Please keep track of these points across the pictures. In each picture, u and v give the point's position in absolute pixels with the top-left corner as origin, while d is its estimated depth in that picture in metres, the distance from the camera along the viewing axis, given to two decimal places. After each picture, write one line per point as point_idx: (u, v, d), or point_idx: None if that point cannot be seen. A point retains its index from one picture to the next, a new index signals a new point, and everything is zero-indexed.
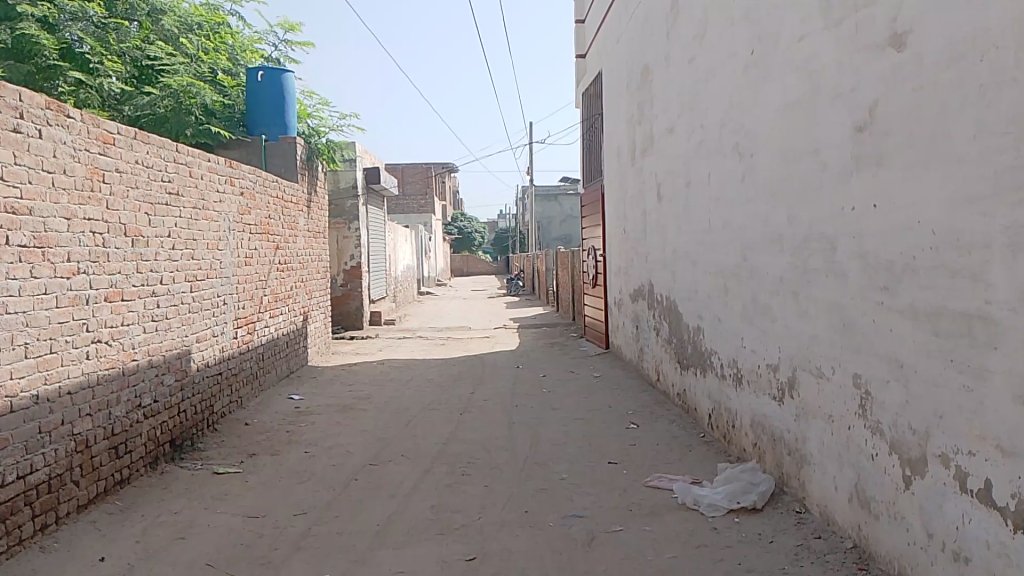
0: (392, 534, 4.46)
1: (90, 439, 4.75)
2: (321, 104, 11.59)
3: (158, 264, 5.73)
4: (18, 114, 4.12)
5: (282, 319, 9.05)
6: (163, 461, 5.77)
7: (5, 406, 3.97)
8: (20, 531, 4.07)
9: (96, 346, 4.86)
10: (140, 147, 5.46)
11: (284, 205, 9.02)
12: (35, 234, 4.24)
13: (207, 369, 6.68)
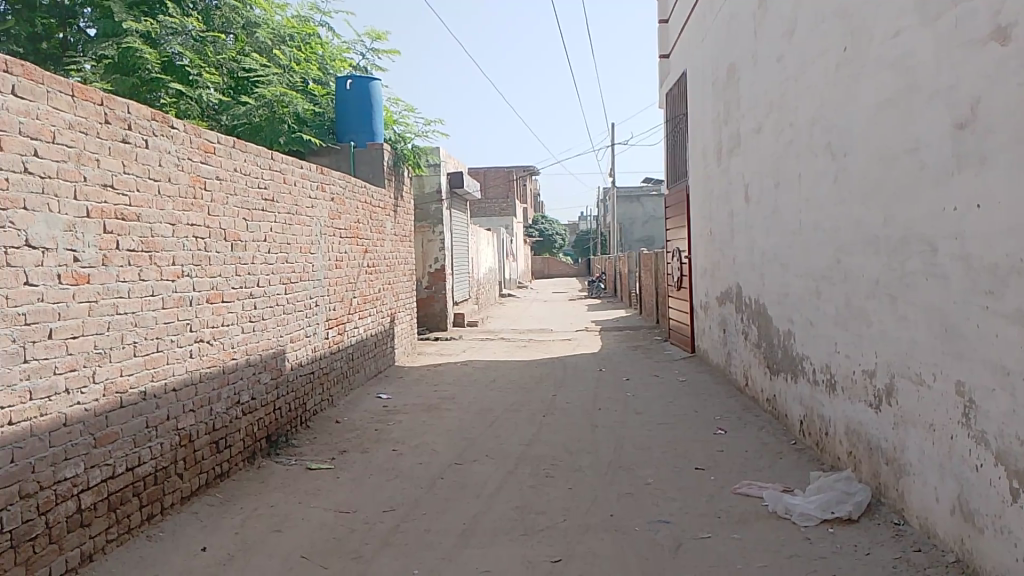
0: (478, 534, 4.52)
1: (192, 434, 5.00)
2: (408, 110, 11.80)
3: (255, 267, 5.97)
4: (127, 126, 4.37)
5: (371, 320, 9.28)
6: (260, 456, 6.02)
7: (115, 402, 4.23)
8: (128, 520, 4.32)
9: (199, 345, 5.11)
10: (238, 155, 5.70)
11: (372, 209, 9.26)
12: (143, 239, 4.49)
13: (300, 369, 6.92)
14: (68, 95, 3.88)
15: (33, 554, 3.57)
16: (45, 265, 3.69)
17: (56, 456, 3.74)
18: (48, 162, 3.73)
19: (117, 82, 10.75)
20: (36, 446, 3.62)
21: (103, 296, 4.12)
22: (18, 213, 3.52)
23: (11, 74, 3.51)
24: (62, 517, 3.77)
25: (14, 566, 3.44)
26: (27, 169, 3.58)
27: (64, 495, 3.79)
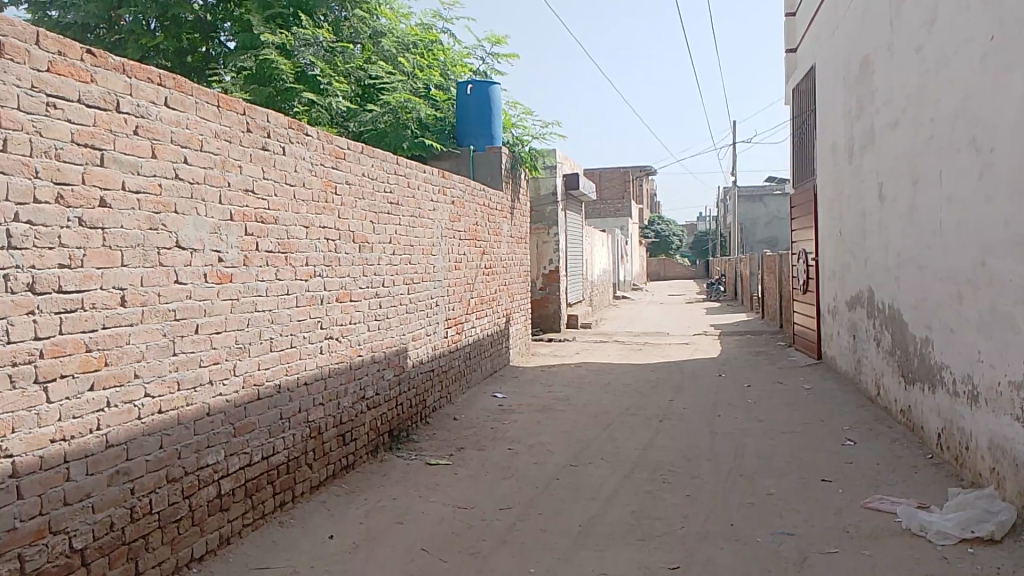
0: (594, 536, 4.52)
1: (321, 427, 5.25)
2: (526, 113, 11.93)
3: (380, 267, 6.20)
4: (266, 134, 4.64)
5: (487, 320, 9.44)
6: (382, 450, 6.25)
7: (253, 394, 4.49)
8: (263, 506, 4.59)
9: (329, 342, 5.36)
10: (367, 160, 5.94)
11: (490, 211, 9.42)
12: (279, 241, 4.75)
13: (421, 366, 7.13)
14: (214, 105, 4.16)
15: (178, 534, 3.85)
16: (193, 265, 3.98)
17: (199, 443, 4.02)
18: (196, 169, 4.01)
19: (255, 91, 11.43)
20: (182, 434, 3.91)
21: (244, 295, 4.39)
22: (169, 216, 3.80)
23: (164, 87, 3.79)
24: (203, 501, 4.05)
25: (161, 544, 3.73)
26: (177, 175, 3.86)
27: (206, 481, 4.08)
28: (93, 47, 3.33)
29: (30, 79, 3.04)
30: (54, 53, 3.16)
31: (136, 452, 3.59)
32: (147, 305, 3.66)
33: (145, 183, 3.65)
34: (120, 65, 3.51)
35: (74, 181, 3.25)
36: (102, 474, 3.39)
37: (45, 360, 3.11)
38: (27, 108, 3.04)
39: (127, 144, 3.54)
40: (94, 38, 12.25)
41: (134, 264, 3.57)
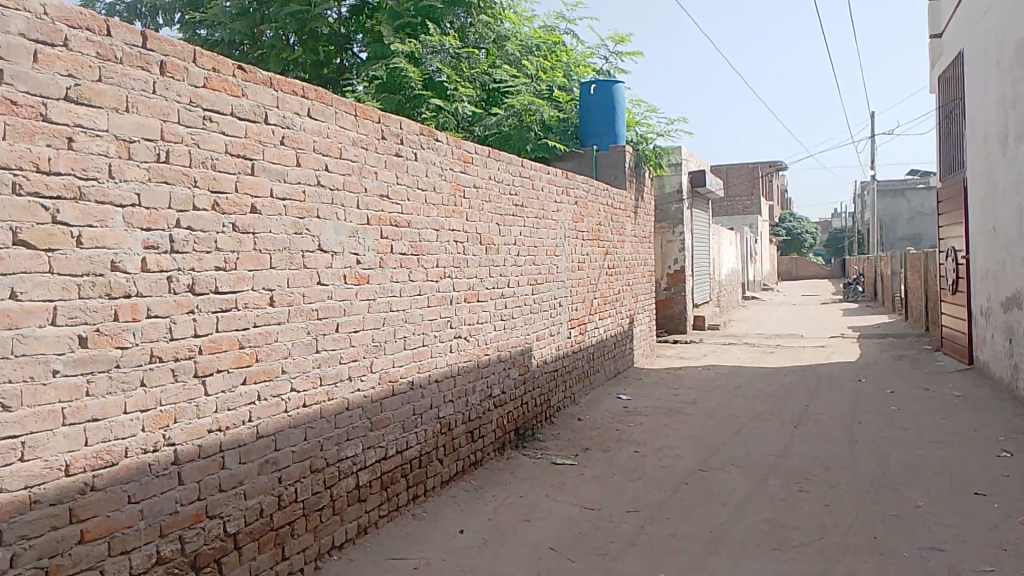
0: (725, 543, 4.41)
1: (451, 423, 5.40)
2: (651, 111, 11.79)
3: (506, 269, 6.29)
4: (399, 141, 4.81)
5: (611, 321, 9.39)
6: (509, 448, 6.35)
7: (388, 390, 4.67)
8: (397, 499, 4.78)
9: (458, 341, 5.49)
10: (493, 164, 6.04)
11: (613, 211, 9.36)
12: (412, 244, 4.92)
13: (545, 366, 7.18)
14: (351, 115, 4.35)
15: (320, 522, 4.07)
16: (334, 267, 4.19)
17: (340, 436, 4.23)
18: (336, 175, 4.21)
19: (386, 99, 11.86)
20: (324, 427, 4.12)
21: (380, 296, 4.58)
22: (312, 221, 4.01)
23: (307, 98, 4.01)
24: (343, 492, 4.26)
25: (304, 531, 3.96)
26: (319, 182, 4.07)
27: (346, 472, 4.28)
28: (244, 64, 3.57)
29: (188, 95, 3.29)
30: (209, 70, 3.40)
31: (283, 444, 3.82)
32: (293, 305, 3.88)
33: (291, 191, 3.87)
34: (267, 79, 3.74)
35: (228, 189, 3.49)
36: (253, 464, 3.63)
37: (203, 356, 3.37)
38: (186, 122, 3.28)
39: (275, 154, 3.77)
40: (240, 54, 13.04)
41: (281, 266, 3.80)
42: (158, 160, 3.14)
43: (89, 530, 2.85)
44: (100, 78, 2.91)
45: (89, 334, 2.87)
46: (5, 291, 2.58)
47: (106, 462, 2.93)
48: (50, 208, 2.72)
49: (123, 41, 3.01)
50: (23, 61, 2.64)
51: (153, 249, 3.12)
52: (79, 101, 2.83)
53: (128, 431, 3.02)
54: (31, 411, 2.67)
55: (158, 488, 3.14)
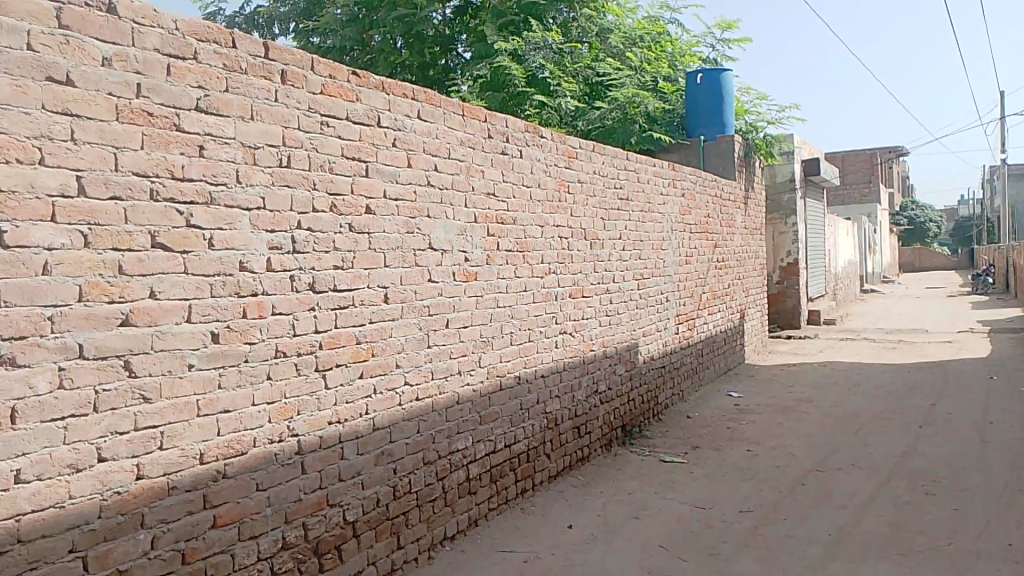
0: (845, 546, 4.24)
1: (559, 418, 5.42)
2: (760, 98, 11.42)
3: (611, 264, 6.25)
4: (505, 139, 4.85)
5: (721, 316, 9.17)
6: (616, 444, 6.32)
7: (496, 385, 4.74)
8: (506, 492, 4.84)
9: (563, 337, 5.50)
10: (598, 158, 6.00)
11: (722, 202, 9.12)
12: (518, 240, 4.96)
13: (653, 363, 7.09)
14: (459, 115, 4.43)
15: (433, 513, 4.19)
16: (444, 264, 4.28)
17: (451, 429, 4.33)
18: (445, 175, 4.30)
19: (491, 97, 11.98)
20: (436, 420, 4.22)
21: (487, 292, 4.65)
22: (423, 220, 4.12)
23: (417, 100, 4.11)
24: (454, 484, 4.36)
25: (418, 521, 4.08)
26: (429, 182, 4.17)
27: (457, 465, 4.38)
28: (358, 69, 3.69)
29: (307, 102, 3.44)
30: (325, 76, 3.54)
31: (397, 435, 3.94)
32: (406, 302, 4.00)
33: (403, 191, 3.98)
34: (380, 83, 3.85)
35: (344, 191, 3.62)
36: (370, 455, 3.77)
37: (323, 351, 3.51)
38: (306, 128, 3.43)
39: (388, 156, 3.89)
40: (350, 59, 13.44)
41: (395, 264, 3.92)
42: (281, 165, 3.30)
43: (221, 515, 3.04)
44: (227, 88, 3.08)
45: (220, 330, 3.05)
46: (145, 290, 2.78)
47: (236, 452, 3.11)
48: (184, 213, 2.90)
49: (247, 52, 3.17)
50: (158, 74, 2.83)
51: (277, 249, 3.28)
52: (208, 111, 3.00)
53: (256, 422, 3.19)
54: (170, 403, 2.86)
55: (283, 476, 3.31)
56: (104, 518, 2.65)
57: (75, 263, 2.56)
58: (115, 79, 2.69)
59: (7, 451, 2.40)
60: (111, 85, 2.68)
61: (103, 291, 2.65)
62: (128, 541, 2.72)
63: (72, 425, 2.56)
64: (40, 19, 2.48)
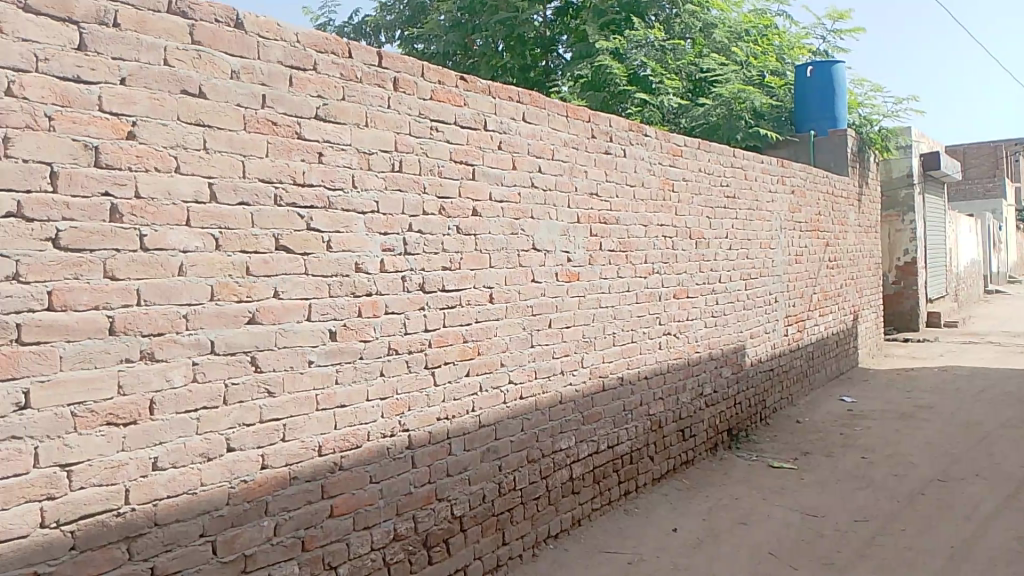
0: (971, 561, 4.01)
1: (663, 420, 5.35)
2: (874, 90, 10.93)
3: (717, 263, 6.12)
4: (609, 138, 4.83)
5: (833, 318, 8.81)
6: (722, 448, 6.19)
7: (599, 385, 4.73)
8: (609, 493, 4.83)
9: (667, 338, 5.42)
10: (703, 155, 5.89)
11: (835, 199, 8.77)
12: (621, 240, 4.93)
13: (760, 366, 6.90)
14: (563, 115, 4.44)
15: (537, 511, 4.23)
16: (547, 265, 4.31)
17: (554, 428, 4.35)
18: (549, 176, 4.33)
19: (591, 97, 11.94)
20: (539, 419, 4.25)
21: (590, 292, 4.65)
22: (527, 221, 4.16)
23: (522, 103, 4.16)
24: (558, 482, 4.39)
25: (523, 519, 4.14)
26: (533, 183, 4.21)
27: (561, 464, 4.40)
28: (466, 74, 3.76)
29: (418, 107, 3.54)
30: (435, 82, 3.63)
31: (502, 433, 4.00)
32: (510, 302, 4.05)
33: (508, 193, 4.04)
34: (487, 87, 3.92)
35: (452, 193, 3.71)
36: (476, 451, 3.84)
37: (432, 349, 3.61)
38: (417, 133, 3.53)
39: (493, 159, 3.95)
40: (454, 64, 13.63)
41: (500, 265, 3.97)
42: (393, 169, 3.41)
43: (338, 505, 3.17)
44: (344, 96, 3.21)
45: (337, 328, 3.18)
46: (270, 290, 2.93)
47: (351, 445, 3.23)
48: (305, 216, 3.04)
49: (362, 62, 3.30)
50: (281, 85, 2.98)
51: (389, 251, 3.39)
52: (327, 118, 3.14)
53: (370, 417, 3.31)
54: (291, 396, 3.02)
55: (395, 469, 3.42)
56: (232, 505, 2.82)
57: (207, 265, 2.73)
58: (242, 90, 2.85)
59: (146, 440, 2.58)
60: (240, 97, 2.84)
61: (232, 291, 2.81)
62: (253, 528, 2.88)
63: (203, 417, 2.74)
64: (177, 37, 2.66)
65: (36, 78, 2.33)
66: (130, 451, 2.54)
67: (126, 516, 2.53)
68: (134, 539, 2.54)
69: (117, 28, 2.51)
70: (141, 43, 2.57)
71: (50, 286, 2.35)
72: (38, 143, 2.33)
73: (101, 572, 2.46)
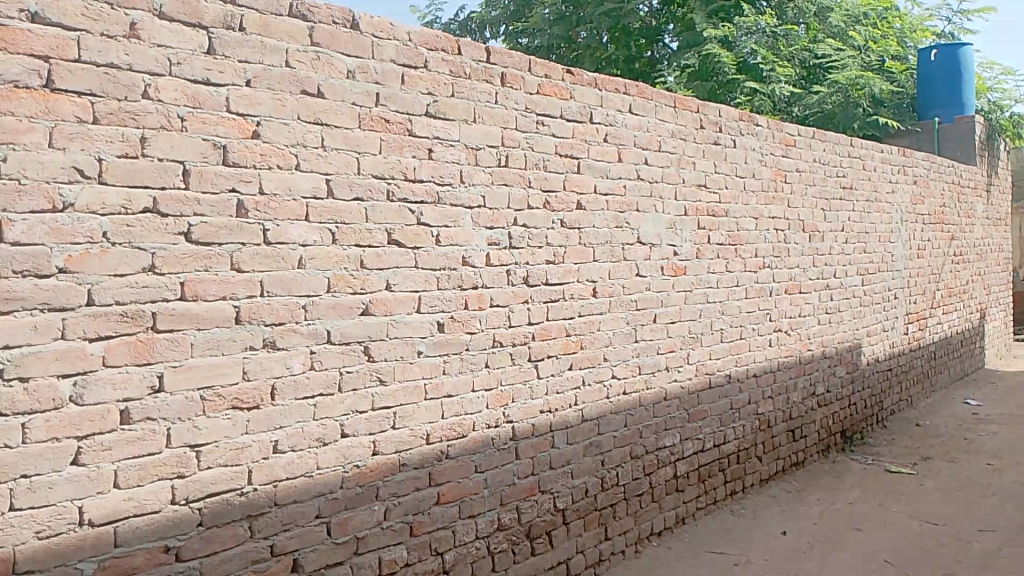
0: None
1: (772, 420, 5.19)
2: (1005, 73, 10.22)
3: (832, 258, 5.87)
4: (718, 129, 4.71)
5: (957, 316, 8.30)
6: (834, 451, 5.95)
7: (705, 382, 4.63)
8: (715, 493, 4.73)
9: (777, 335, 5.24)
10: (818, 145, 5.67)
11: (961, 190, 8.24)
12: (730, 233, 4.81)
13: (878, 365, 6.58)
14: (671, 106, 4.37)
15: (640, 507, 4.19)
16: (652, 259, 4.25)
17: (657, 425, 4.30)
18: (655, 168, 4.26)
19: (698, 86, 11.57)
20: (643, 415, 4.21)
21: (697, 287, 4.56)
22: (632, 214, 4.12)
23: (629, 95, 4.11)
24: (662, 479, 4.34)
25: (626, 515, 4.11)
26: (639, 176, 4.16)
27: (665, 461, 4.34)
28: (573, 67, 3.76)
29: (524, 102, 3.56)
30: (542, 76, 3.64)
31: (605, 428, 3.99)
32: (614, 296, 4.02)
33: (614, 186, 4.01)
34: (593, 80, 3.90)
35: (557, 187, 3.71)
36: (579, 445, 3.85)
37: (536, 342, 3.63)
38: (523, 127, 3.56)
39: (599, 151, 3.93)
40: (557, 58, 13.55)
41: (604, 259, 3.96)
42: (500, 164, 3.45)
43: (444, 493, 3.25)
44: (453, 93, 3.27)
45: (444, 320, 3.25)
46: (382, 283, 3.02)
47: (457, 434, 3.30)
48: (416, 212, 3.12)
49: (471, 58, 3.34)
50: (394, 83, 3.06)
51: (495, 245, 3.43)
52: (436, 115, 3.20)
53: (474, 407, 3.37)
54: (401, 385, 3.11)
55: (500, 460, 3.47)
56: (346, 488, 2.93)
57: (325, 258, 2.85)
58: (357, 89, 2.95)
59: (268, 424, 2.72)
60: (355, 96, 2.94)
61: (347, 284, 2.92)
62: (365, 511, 2.99)
63: (320, 403, 2.86)
64: (297, 39, 2.78)
65: (170, 81, 2.48)
66: (254, 434, 2.68)
67: (249, 495, 2.67)
68: (256, 518, 2.69)
69: (243, 32, 2.64)
70: (265, 46, 2.70)
71: (183, 276, 2.50)
72: (172, 142, 2.48)
73: (226, 547, 2.62)
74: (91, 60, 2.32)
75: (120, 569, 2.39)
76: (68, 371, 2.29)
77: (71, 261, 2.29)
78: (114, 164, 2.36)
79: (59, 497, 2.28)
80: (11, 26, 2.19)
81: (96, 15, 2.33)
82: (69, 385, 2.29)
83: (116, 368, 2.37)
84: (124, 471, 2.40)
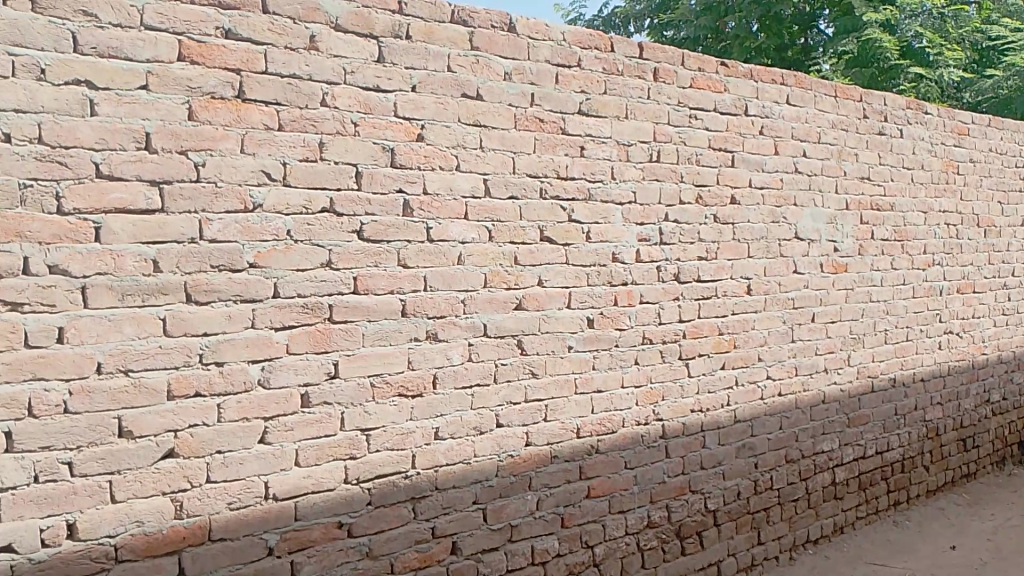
0: None
1: (940, 428, 4.86)
2: None
3: (1011, 254, 5.41)
4: (883, 118, 4.46)
5: None
6: (1010, 463, 5.49)
7: (867, 386, 4.41)
8: (877, 502, 4.49)
9: (948, 337, 4.90)
10: (996, 133, 5.22)
11: None
12: (896, 228, 4.55)
13: None
14: (831, 96, 4.18)
15: (795, 513, 4.05)
16: (810, 255, 4.09)
17: (815, 429, 4.14)
18: (814, 161, 4.10)
19: (856, 74, 10.54)
20: (799, 418, 4.07)
21: (858, 285, 4.34)
22: (790, 209, 3.98)
23: (787, 85, 3.97)
24: (819, 486, 4.17)
25: (780, 520, 3.99)
26: (797, 169, 4.01)
27: (822, 467, 4.17)
28: (727, 59, 3.68)
29: (677, 97, 3.52)
30: (695, 70, 3.59)
31: (759, 430, 3.89)
32: (770, 293, 3.91)
33: (770, 180, 3.89)
34: (748, 71, 3.80)
35: (710, 182, 3.65)
36: (730, 446, 3.77)
37: (686, 340, 3.59)
38: (676, 122, 3.52)
39: (754, 145, 3.83)
40: (704, 49, 13.13)
41: (758, 255, 3.85)
42: (652, 160, 3.44)
43: (595, 487, 3.29)
44: (606, 90, 3.29)
45: (594, 316, 3.28)
46: (535, 279, 3.10)
47: (607, 429, 3.33)
48: (568, 209, 3.18)
49: (623, 55, 3.35)
50: (548, 83, 3.12)
51: (645, 241, 3.43)
52: (589, 113, 3.24)
53: (624, 403, 3.39)
54: (552, 379, 3.17)
55: (649, 457, 3.46)
56: (500, 477, 3.03)
57: (483, 255, 2.95)
58: (514, 90, 3.03)
59: (430, 411, 2.86)
60: (512, 97, 3.02)
61: (502, 279, 3.01)
62: (519, 500, 3.08)
63: (477, 393, 2.97)
64: (458, 44, 2.89)
65: (344, 89, 2.65)
66: (417, 421, 2.83)
67: (412, 479, 2.82)
68: (418, 500, 2.84)
69: (409, 40, 2.78)
70: (429, 52, 2.83)
71: (355, 272, 2.68)
72: (346, 146, 2.66)
73: (392, 526, 2.78)
74: (276, 72, 2.53)
75: (299, 541, 2.59)
76: (257, 357, 2.51)
77: (260, 257, 2.50)
78: (297, 167, 2.56)
79: (248, 472, 2.50)
80: (208, 43, 2.41)
81: (281, 30, 2.53)
82: (257, 370, 2.51)
83: (298, 356, 2.58)
84: (304, 451, 2.60)
